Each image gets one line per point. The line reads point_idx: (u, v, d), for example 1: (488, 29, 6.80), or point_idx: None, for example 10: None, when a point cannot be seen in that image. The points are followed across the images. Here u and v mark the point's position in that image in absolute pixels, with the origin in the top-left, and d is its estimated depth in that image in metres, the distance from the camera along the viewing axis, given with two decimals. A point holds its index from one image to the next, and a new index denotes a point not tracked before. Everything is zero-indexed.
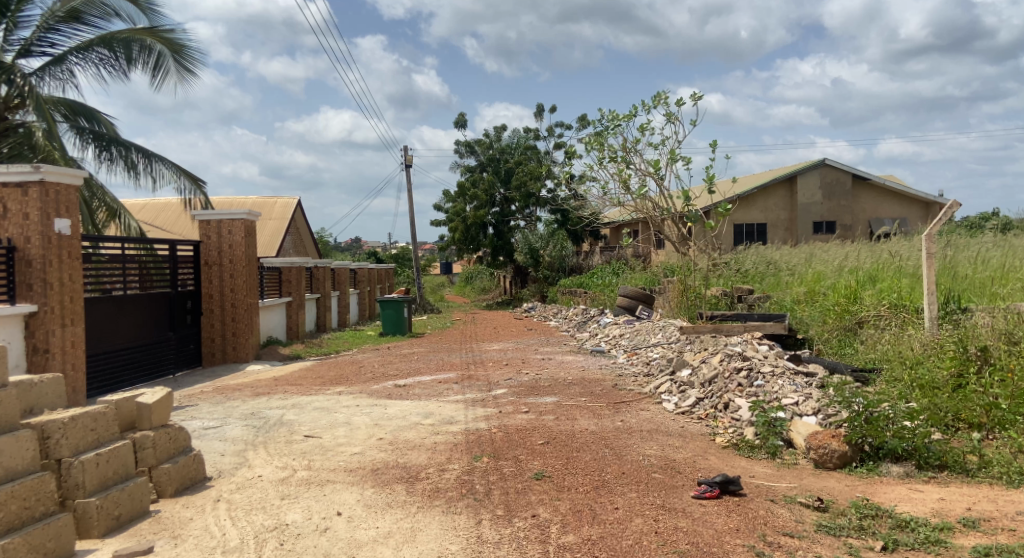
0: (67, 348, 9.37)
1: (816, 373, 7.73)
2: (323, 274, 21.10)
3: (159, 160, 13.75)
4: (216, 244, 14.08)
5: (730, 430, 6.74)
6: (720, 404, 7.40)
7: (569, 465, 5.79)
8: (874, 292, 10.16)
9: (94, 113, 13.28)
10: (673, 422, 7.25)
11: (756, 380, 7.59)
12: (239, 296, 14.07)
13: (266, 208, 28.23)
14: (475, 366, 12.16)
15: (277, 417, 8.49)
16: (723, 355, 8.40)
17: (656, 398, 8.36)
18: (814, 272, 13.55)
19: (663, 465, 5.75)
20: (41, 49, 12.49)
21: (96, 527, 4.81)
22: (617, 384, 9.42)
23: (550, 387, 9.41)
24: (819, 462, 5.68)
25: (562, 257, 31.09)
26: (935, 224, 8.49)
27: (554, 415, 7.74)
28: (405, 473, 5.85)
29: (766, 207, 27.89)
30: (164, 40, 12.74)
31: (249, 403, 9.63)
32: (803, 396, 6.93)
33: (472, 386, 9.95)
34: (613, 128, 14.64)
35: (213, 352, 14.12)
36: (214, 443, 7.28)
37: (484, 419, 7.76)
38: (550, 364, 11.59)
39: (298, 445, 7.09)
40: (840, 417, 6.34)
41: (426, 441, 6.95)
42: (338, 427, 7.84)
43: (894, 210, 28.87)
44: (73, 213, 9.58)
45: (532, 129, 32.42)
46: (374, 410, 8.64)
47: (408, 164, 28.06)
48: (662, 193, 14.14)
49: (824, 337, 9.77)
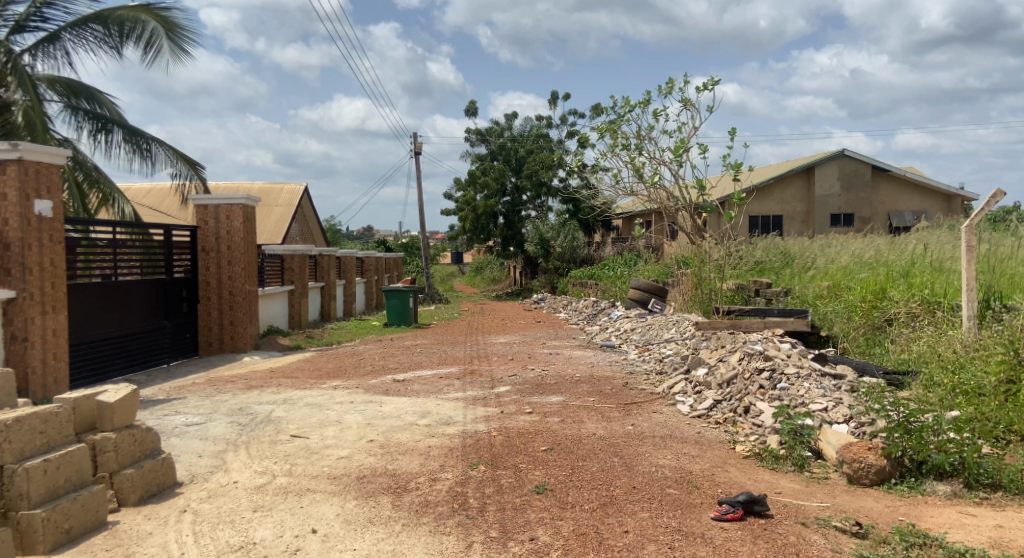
0: (49, 337, 8.90)
1: (845, 375, 7.10)
2: (327, 262, 20.56)
3: (157, 142, 13.26)
4: (214, 229, 13.56)
5: (752, 437, 6.14)
6: (739, 408, 6.81)
7: (574, 476, 5.25)
8: (904, 286, 9.48)
9: (93, 93, 12.77)
10: (688, 427, 6.66)
11: (780, 382, 6.99)
12: (237, 284, 13.56)
13: (272, 195, 27.75)
14: (479, 361, 11.60)
15: (265, 414, 7.97)
16: (743, 354, 7.79)
17: (669, 400, 7.78)
18: (838, 265, 12.82)
19: (678, 479, 5.17)
20: (34, 24, 11.96)
21: (42, 542, 4.30)
22: (628, 382, 8.84)
23: (556, 386, 8.82)
24: (854, 478, 5.10)
25: (573, 247, 29.65)
26: (976, 214, 7.88)
27: (559, 418, 7.16)
28: (393, 482, 5.31)
29: (783, 198, 27.05)
30: (163, 20, 12.16)
31: (238, 397, 9.12)
32: (833, 402, 6.31)
33: (475, 382, 9.38)
34: (627, 114, 14.00)
35: (209, 341, 13.62)
36: (194, 442, 6.77)
37: (484, 420, 7.21)
38: (557, 360, 11.01)
39: (283, 446, 6.57)
40: (875, 427, 5.73)
41: (420, 445, 6.41)
42: (328, 426, 7.31)
43: (916, 202, 28.03)
44: (55, 194, 9.07)
45: (544, 117, 31.92)
46: (369, 407, 8.10)
47: (418, 151, 27.53)
48: (677, 181, 13.46)
49: (849, 336, 9.14)
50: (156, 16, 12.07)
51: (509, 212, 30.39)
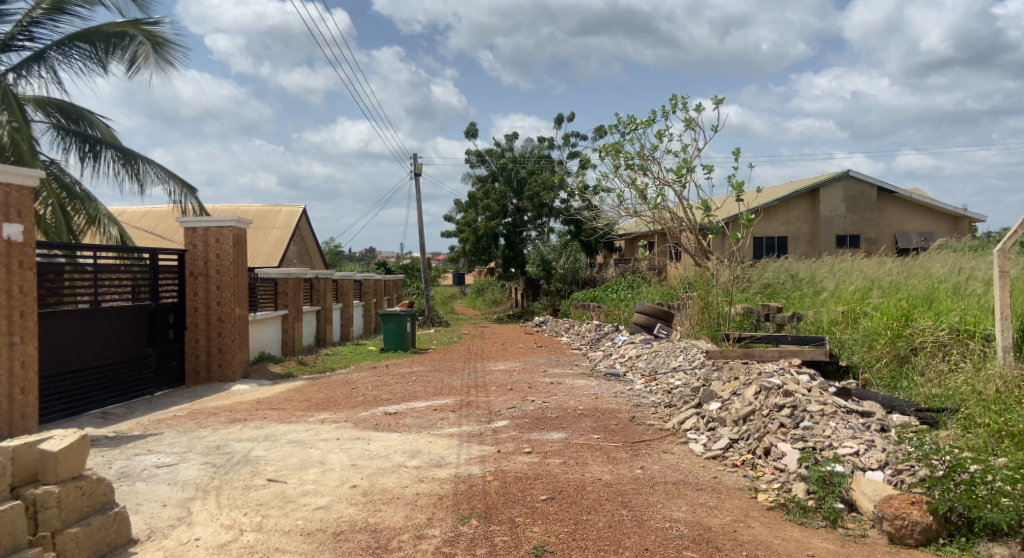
0: (16, 369, 8.33)
1: (873, 413, 6.49)
2: (323, 286, 20.11)
3: (148, 164, 12.76)
4: (202, 253, 13.03)
5: (776, 485, 5.54)
6: (758, 449, 6.21)
7: (577, 534, 4.65)
8: (929, 312, 8.84)
9: (82, 113, 12.26)
10: (703, 471, 6.05)
11: (803, 421, 6.38)
12: (226, 309, 13.01)
13: (269, 218, 27.35)
14: (476, 391, 11.00)
15: (244, 453, 7.37)
16: (759, 387, 7.21)
17: (680, 437, 7.17)
18: (853, 287, 12.17)
19: (696, 538, 4.56)
20: (20, 43, 11.55)
21: None
22: (635, 417, 8.26)
23: (558, 420, 8.23)
24: (896, 537, 4.52)
25: (575, 270, 29.39)
26: (1011, 236, 7.26)
27: (561, 459, 6.55)
28: (373, 541, 4.71)
29: (787, 219, 26.52)
30: (149, 34, 11.76)
31: (218, 433, 8.51)
32: (864, 446, 5.71)
33: (471, 416, 8.79)
34: (630, 133, 13.50)
35: (197, 370, 13.00)
36: (160, 488, 6.16)
37: (479, 462, 6.60)
38: (559, 391, 10.39)
39: (256, 492, 5.96)
40: (915, 475, 5.13)
41: (407, 492, 5.81)
42: (309, 467, 6.71)
43: (922, 223, 27.49)
44: (26, 218, 8.54)
45: (546, 138, 31.65)
46: (355, 446, 7.50)
47: (418, 172, 27.14)
48: (682, 202, 12.91)
49: (872, 366, 8.55)
50: (141, 29, 11.66)
51: (510, 233, 29.97)
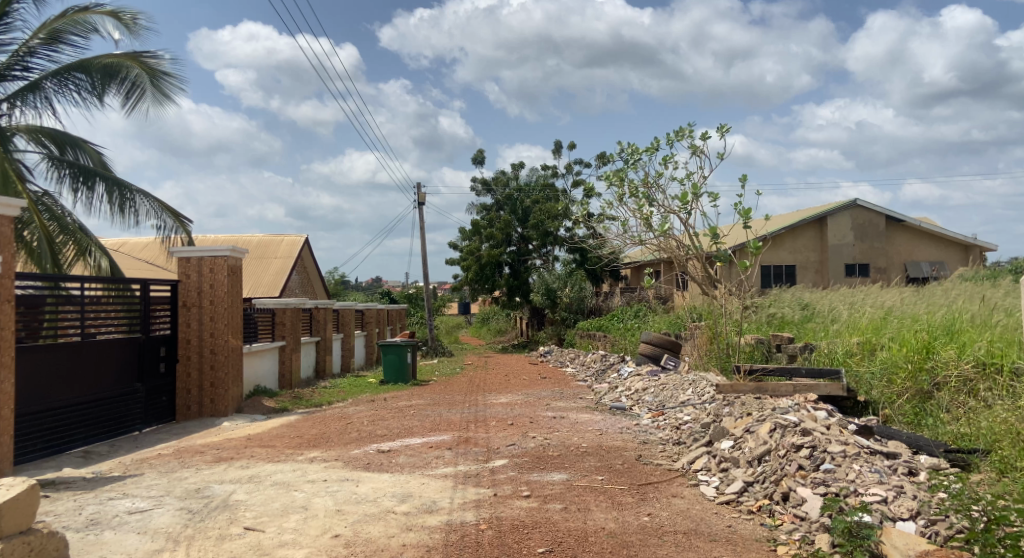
0: None
1: (899, 454, 5.99)
2: (324, 316, 19.73)
3: (142, 195, 12.46)
4: (195, 283, 12.65)
5: (797, 536, 5.05)
6: (776, 494, 5.73)
7: None
8: (951, 344, 8.36)
9: (78, 144, 11.98)
10: (717, 519, 5.56)
11: (823, 463, 5.89)
12: (219, 342, 12.60)
13: (271, 248, 27.10)
14: (476, 427, 10.48)
15: (224, 497, 6.90)
16: (774, 425, 6.73)
17: (691, 479, 6.68)
18: (870, 318, 11.58)
19: None
20: (15, 73, 11.29)
21: None
22: (642, 455, 7.76)
23: (559, 459, 7.74)
24: None
25: (581, 298, 28.90)
26: None
27: (562, 504, 6.05)
28: None
29: (795, 248, 26.05)
30: (146, 66, 11.60)
31: (200, 474, 8.04)
32: (893, 493, 5.25)
33: (468, 455, 8.28)
34: (634, 161, 13.17)
35: (188, 405, 12.53)
36: (128, 538, 5.70)
37: (473, 508, 6.11)
38: (562, 426, 9.88)
39: (230, 544, 5.48)
40: (952, 528, 4.66)
41: (392, 542, 5.34)
42: (291, 514, 6.23)
43: (933, 253, 27.01)
44: (5, 249, 8.16)
45: (551, 167, 31.47)
46: (343, 488, 7.03)
47: (421, 201, 26.88)
48: (688, 230, 12.51)
49: (894, 403, 8.00)
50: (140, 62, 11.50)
51: (515, 262, 29.48)
